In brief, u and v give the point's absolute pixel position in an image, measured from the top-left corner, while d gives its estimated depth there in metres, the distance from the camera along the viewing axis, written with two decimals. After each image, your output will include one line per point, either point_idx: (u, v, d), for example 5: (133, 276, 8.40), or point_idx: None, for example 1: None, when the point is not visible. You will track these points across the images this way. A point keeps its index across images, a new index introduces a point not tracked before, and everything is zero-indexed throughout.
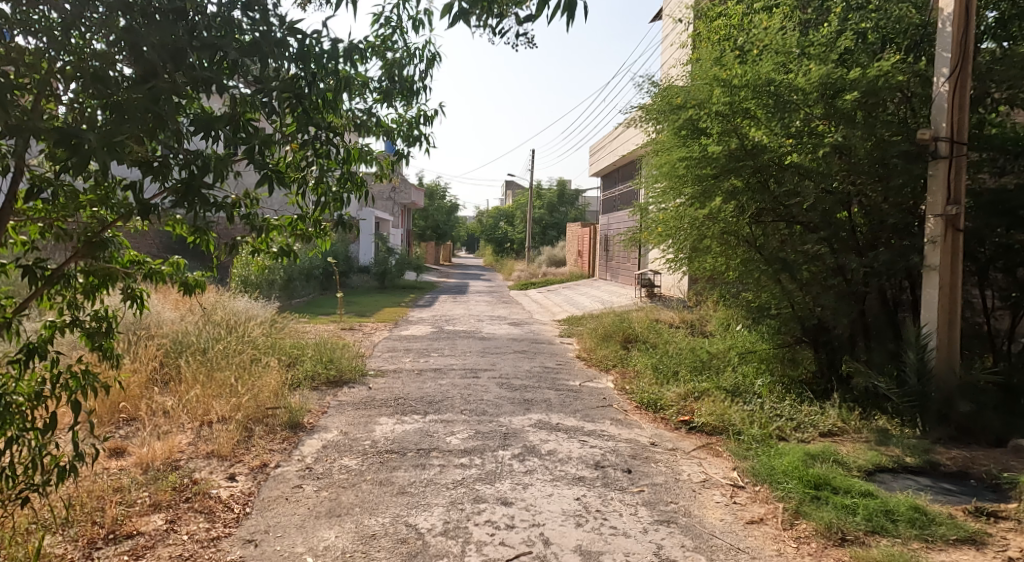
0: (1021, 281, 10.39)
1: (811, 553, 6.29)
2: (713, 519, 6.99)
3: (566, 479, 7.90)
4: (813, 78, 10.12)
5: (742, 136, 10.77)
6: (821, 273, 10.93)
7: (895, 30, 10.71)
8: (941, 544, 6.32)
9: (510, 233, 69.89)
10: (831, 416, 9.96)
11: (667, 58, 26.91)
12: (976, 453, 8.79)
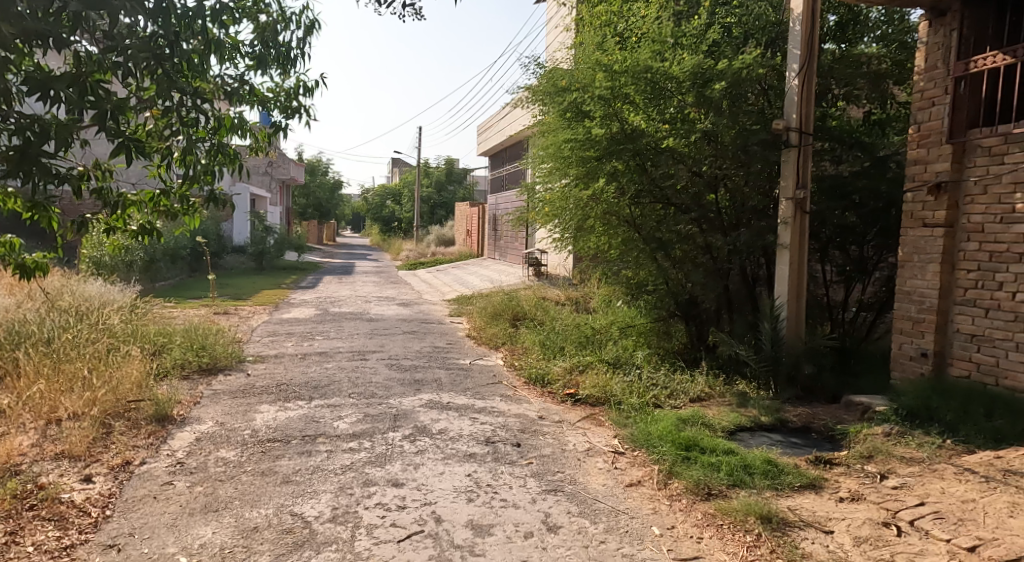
0: (853, 258, 11.96)
1: (681, 508, 7.10)
2: (595, 485, 7.77)
3: (457, 456, 8.45)
4: (686, 67, 11.07)
5: (622, 121, 11.49)
6: (691, 251, 12.12)
7: (755, 27, 12.01)
8: (788, 491, 7.29)
9: (398, 212, 69.31)
10: (700, 383, 11.08)
11: (552, 41, 27.65)
12: (817, 410, 10.15)
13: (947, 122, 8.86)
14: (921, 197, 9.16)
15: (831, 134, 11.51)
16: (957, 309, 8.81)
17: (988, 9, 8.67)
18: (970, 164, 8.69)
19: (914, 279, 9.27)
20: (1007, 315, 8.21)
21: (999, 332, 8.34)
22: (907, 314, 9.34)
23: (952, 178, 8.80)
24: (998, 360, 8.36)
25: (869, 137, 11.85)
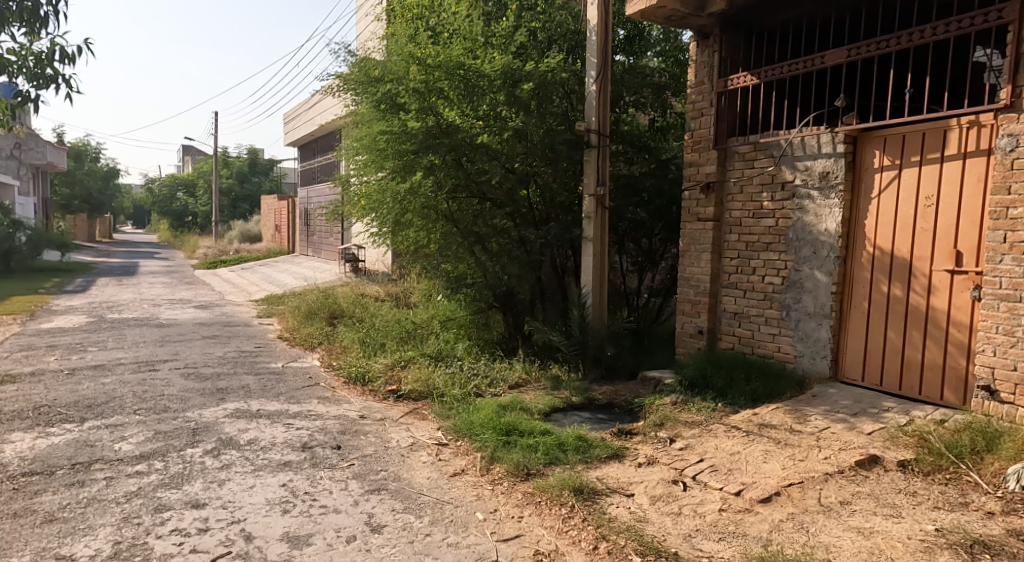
0: (643, 249, 13.50)
1: (503, 492, 6.73)
2: (420, 479, 7.27)
3: (270, 467, 7.62)
4: (497, 67, 11.75)
5: (437, 115, 11.88)
6: (506, 244, 12.88)
7: (557, 33, 12.96)
8: (596, 463, 7.15)
9: (190, 206, 64.02)
10: (517, 370, 11.86)
11: (357, 33, 27.29)
12: (618, 388, 11.26)
13: (712, 135, 9.12)
14: (692, 196, 9.39)
15: (626, 139, 12.86)
16: (724, 290, 9.16)
17: (735, 32, 9.08)
18: (731, 164, 9.06)
19: (691, 266, 9.45)
20: (759, 294, 8.70)
21: (753, 309, 8.83)
22: (684, 296, 9.57)
23: (716, 178, 9.08)
24: (752, 333, 8.88)
25: (654, 142, 13.16)
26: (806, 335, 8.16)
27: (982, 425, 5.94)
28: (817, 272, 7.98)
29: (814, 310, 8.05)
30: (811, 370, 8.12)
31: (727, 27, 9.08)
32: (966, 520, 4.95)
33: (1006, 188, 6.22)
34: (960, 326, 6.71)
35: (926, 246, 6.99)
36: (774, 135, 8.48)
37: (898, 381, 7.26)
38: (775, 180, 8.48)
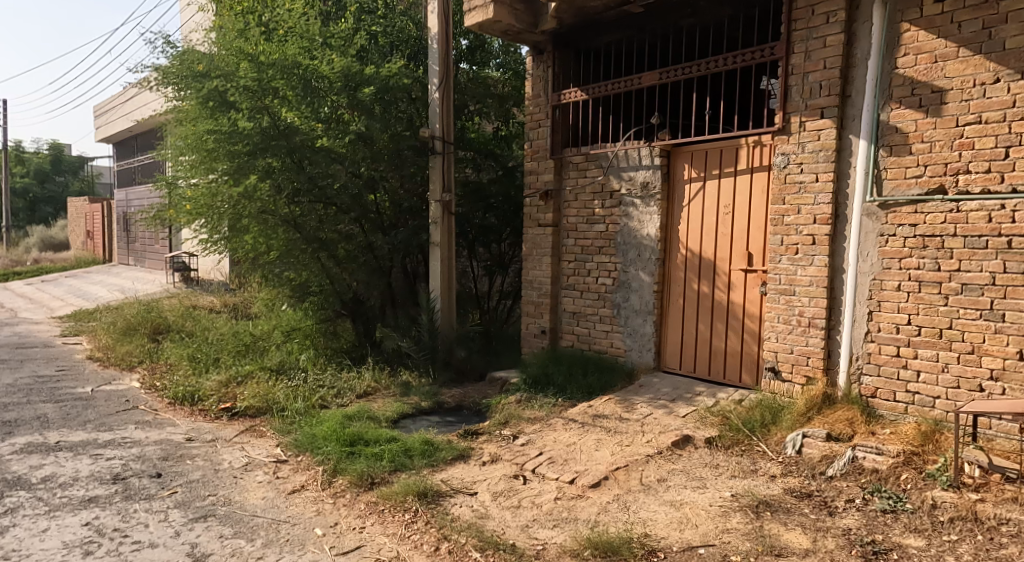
0: None
1: (347, 504, 4.62)
2: (253, 501, 4.72)
3: (65, 505, 4.58)
4: (337, 66, 7.90)
5: (277, 116, 7.76)
6: (358, 256, 8.58)
7: (400, 39, 9.70)
8: (442, 469, 5.08)
9: None
10: (368, 378, 7.66)
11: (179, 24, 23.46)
12: None
13: (547, 142, 6.67)
14: (531, 200, 6.89)
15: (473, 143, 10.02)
16: (564, 291, 6.79)
17: (563, 50, 6.62)
18: (567, 172, 6.67)
19: (533, 269, 6.93)
20: (593, 293, 6.51)
21: (591, 309, 6.56)
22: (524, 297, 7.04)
23: (554, 184, 6.66)
24: (589, 331, 6.61)
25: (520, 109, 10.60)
26: (635, 332, 6.23)
27: (769, 400, 5.14)
28: (641, 272, 6.10)
29: (641, 308, 6.15)
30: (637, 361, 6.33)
31: (557, 43, 6.59)
32: (752, 484, 4.38)
33: (779, 198, 5.11)
34: (752, 316, 5.43)
35: (727, 248, 5.57)
36: (602, 147, 6.34)
37: (706, 364, 5.79)
38: (604, 189, 6.36)
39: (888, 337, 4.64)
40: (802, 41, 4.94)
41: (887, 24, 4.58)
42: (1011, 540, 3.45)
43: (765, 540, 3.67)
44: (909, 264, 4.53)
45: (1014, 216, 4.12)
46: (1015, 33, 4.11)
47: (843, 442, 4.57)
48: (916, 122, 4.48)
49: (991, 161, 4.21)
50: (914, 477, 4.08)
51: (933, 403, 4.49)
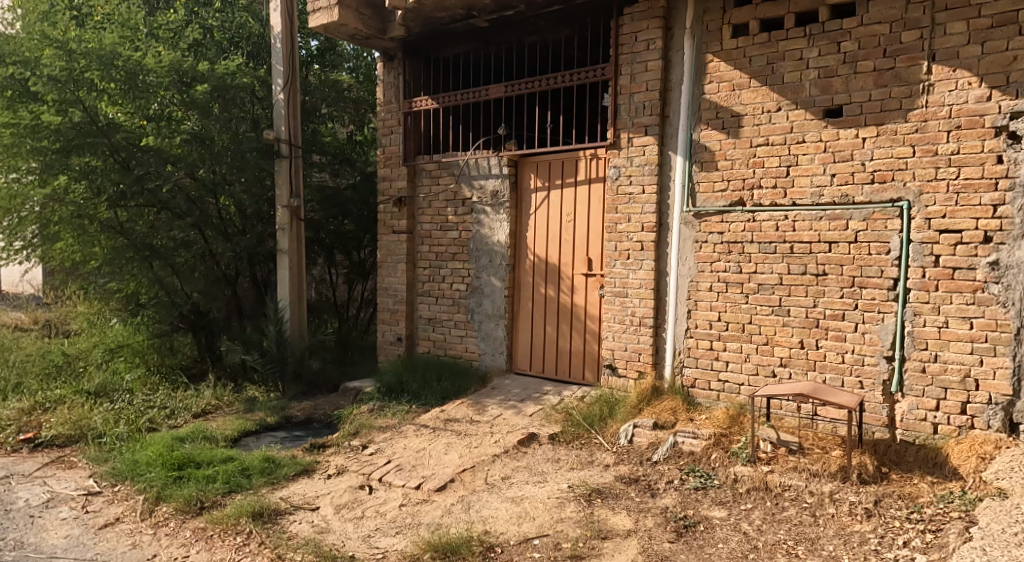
0: None
1: (168, 534, 4.39)
2: (53, 541, 4.34)
3: None
4: (166, 60, 7.36)
5: (91, 110, 7.12)
6: (193, 265, 7.96)
7: (239, 34, 9.05)
8: (285, 486, 4.97)
9: None
10: (207, 396, 7.28)
11: None
12: None
13: (399, 149, 6.63)
14: (385, 206, 6.75)
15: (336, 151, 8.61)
16: (419, 297, 6.73)
17: (412, 58, 6.63)
18: (421, 179, 6.63)
19: (387, 276, 6.81)
20: (448, 301, 6.49)
21: (445, 315, 6.56)
22: (380, 304, 6.90)
23: (407, 191, 6.60)
24: (445, 337, 6.59)
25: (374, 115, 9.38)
26: (487, 336, 6.32)
27: (608, 395, 5.51)
28: (493, 278, 6.21)
29: (493, 313, 6.23)
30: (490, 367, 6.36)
31: (408, 52, 6.60)
32: (587, 474, 4.75)
33: (613, 208, 5.50)
34: (592, 317, 5.76)
35: (569, 254, 5.83)
36: (453, 154, 6.38)
37: (552, 364, 6.03)
38: (456, 197, 6.37)
39: (704, 332, 5.18)
40: (627, 64, 5.38)
41: (695, 54, 5.14)
42: (790, 504, 4.14)
43: (593, 525, 4.03)
44: (719, 268, 5.10)
45: (794, 225, 4.83)
46: (792, 70, 4.81)
47: (667, 429, 5.05)
48: (720, 142, 5.06)
49: (777, 178, 4.87)
50: (722, 454, 4.64)
51: (739, 390, 5.09)
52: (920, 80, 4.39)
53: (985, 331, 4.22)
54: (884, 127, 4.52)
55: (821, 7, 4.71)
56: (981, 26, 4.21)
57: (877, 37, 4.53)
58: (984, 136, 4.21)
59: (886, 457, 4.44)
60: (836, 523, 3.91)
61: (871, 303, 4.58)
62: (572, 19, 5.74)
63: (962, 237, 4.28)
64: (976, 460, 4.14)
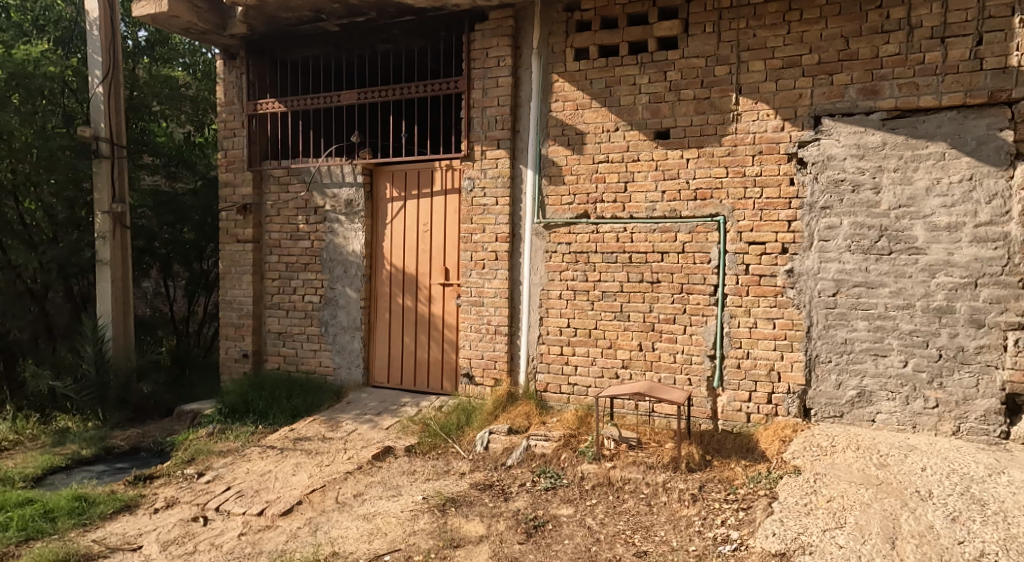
0: None
1: None
2: None
3: None
4: None
5: None
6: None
7: None
8: (101, 528, 4.51)
9: None
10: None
11: None
12: None
13: (244, 153, 6.31)
14: (227, 213, 6.37)
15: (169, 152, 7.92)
16: (267, 310, 6.41)
17: (257, 57, 6.36)
18: (267, 186, 6.33)
19: (231, 288, 6.42)
20: (299, 313, 6.25)
21: (297, 328, 6.31)
22: (224, 319, 6.50)
23: (253, 198, 6.29)
24: (297, 351, 6.34)
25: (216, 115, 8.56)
26: (342, 349, 6.15)
27: (465, 403, 5.60)
28: (349, 289, 6.06)
29: (348, 324, 6.09)
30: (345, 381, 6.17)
31: (251, 51, 6.31)
32: (442, 484, 4.82)
33: (468, 219, 5.58)
34: (450, 326, 5.80)
35: (426, 263, 5.84)
36: (303, 161, 6.17)
37: (410, 375, 6.01)
38: (308, 205, 6.16)
39: (554, 338, 5.39)
40: (479, 79, 5.51)
41: (542, 73, 5.37)
42: (629, 495, 4.49)
43: (445, 535, 4.09)
44: (567, 277, 5.34)
45: (631, 237, 5.17)
46: (627, 93, 5.16)
47: (520, 433, 5.23)
48: (566, 158, 5.31)
49: (617, 193, 5.19)
50: (570, 455, 4.90)
51: (586, 391, 5.35)
52: (730, 110, 4.93)
53: (786, 329, 4.86)
54: (704, 150, 4.99)
55: (649, 38, 5.12)
56: (775, 67, 4.86)
57: (696, 69, 5.01)
58: (779, 161, 4.83)
59: (709, 445, 4.92)
60: (667, 510, 4.30)
61: (696, 307, 5.03)
62: (425, 31, 5.79)
63: (765, 247, 4.87)
64: (778, 442, 4.73)
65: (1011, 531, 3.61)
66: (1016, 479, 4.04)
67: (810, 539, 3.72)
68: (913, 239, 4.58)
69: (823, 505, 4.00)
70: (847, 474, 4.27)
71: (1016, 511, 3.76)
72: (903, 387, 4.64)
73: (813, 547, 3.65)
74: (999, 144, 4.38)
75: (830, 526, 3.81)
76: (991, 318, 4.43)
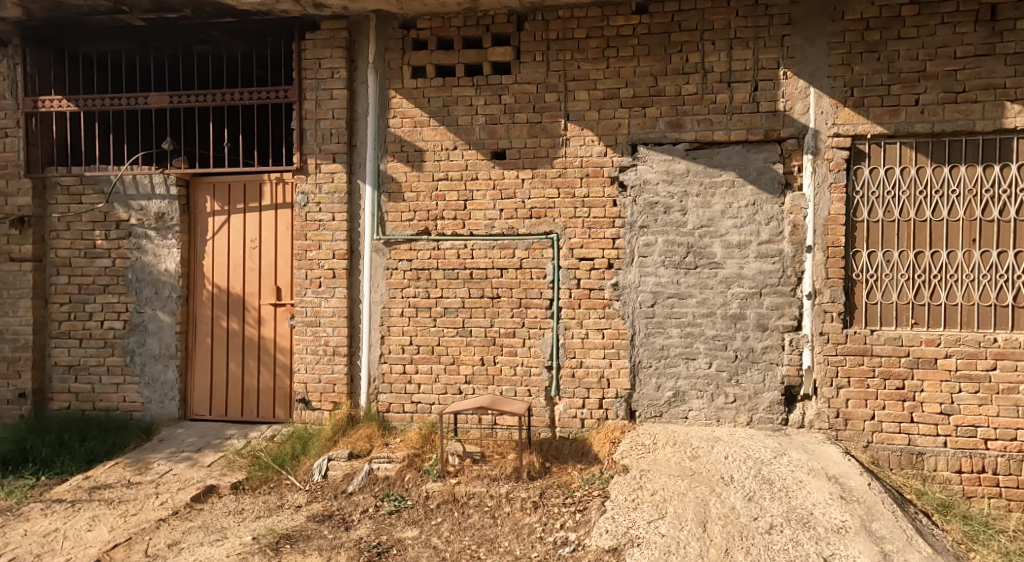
0: None
1: None
2: None
3: None
4: None
5: None
6: None
7: None
8: None
9: None
10: None
11: None
12: None
13: (20, 157, 5.44)
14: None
15: None
16: (52, 341, 5.52)
17: (40, 49, 5.53)
18: (53, 196, 5.51)
19: (3, 316, 5.44)
20: (96, 342, 5.50)
21: (93, 360, 5.51)
22: None
23: (33, 209, 5.43)
24: (93, 386, 5.53)
25: None
26: (152, 381, 5.50)
27: (300, 430, 5.27)
28: (160, 313, 5.45)
29: (160, 353, 5.48)
30: (160, 416, 5.54)
31: (30, 40, 5.47)
32: (275, 520, 4.47)
33: (302, 235, 5.29)
34: (284, 349, 5.45)
35: (255, 283, 5.46)
36: (102, 169, 5.49)
37: (238, 406, 5.55)
38: (108, 218, 5.47)
39: (397, 356, 5.25)
40: (311, 89, 5.25)
41: (379, 88, 5.24)
42: (474, 509, 4.50)
43: None
44: (408, 294, 5.21)
45: (472, 253, 5.14)
46: (464, 113, 5.14)
47: (362, 458, 5.04)
48: (406, 174, 5.20)
49: (457, 210, 5.15)
50: (414, 475, 4.82)
51: (430, 409, 5.26)
52: (560, 134, 5.04)
53: (614, 338, 5.03)
54: (538, 170, 5.06)
55: (484, 62, 5.12)
56: (597, 97, 5.00)
57: (528, 94, 5.08)
58: (604, 183, 5.01)
59: (548, 453, 5.01)
60: (511, 519, 4.37)
61: (535, 320, 5.10)
62: (250, 35, 5.46)
63: (594, 263, 5.02)
64: (610, 444, 4.91)
65: (791, 503, 4.19)
66: (795, 459, 4.56)
67: (637, 530, 4.02)
68: (713, 255, 4.91)
69: (648, 498, 4.28)
70: (667, 468, 4.56)
71: (794, 486, 4.34)
72: (708, 386, 4.95)
73: (641, 540, 3.93)
74: (774, 175, 4.83)
75: (654, 516, 4.13)
76: (773, 322, 4.85)
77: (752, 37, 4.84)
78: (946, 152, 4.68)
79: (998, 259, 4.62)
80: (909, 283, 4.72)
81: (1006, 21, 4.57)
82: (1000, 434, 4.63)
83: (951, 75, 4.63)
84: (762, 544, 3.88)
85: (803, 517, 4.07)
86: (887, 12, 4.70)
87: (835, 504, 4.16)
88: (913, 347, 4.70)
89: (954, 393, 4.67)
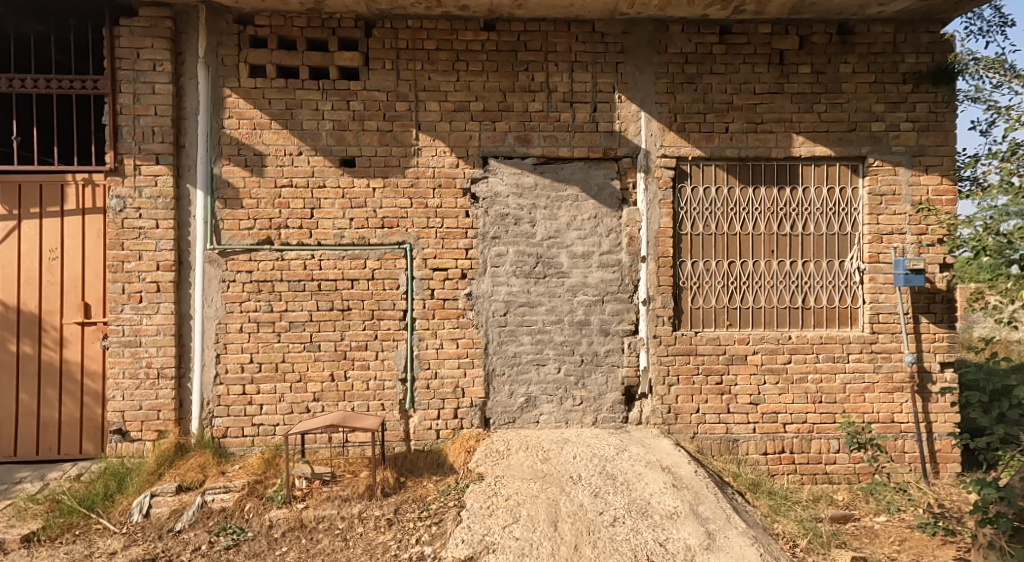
0: None
1: None
2: None
3: None
4: None
5: None
6: None
7: None
8: None
9: None
10: None
11: None
12: None
13: None
14: None
15: None
16: None
17: None
18: None
19: None
20: None
21: None
22: None
23: None
24: None
25: None
26: None
27: (115, 466, 4.68)
28: None
29: None
30: None
31: None
32: None
33: (117, 243, 4.78)
34: (93, 374, 4.89)
35: (56, 299, 4.88)
36: None
37: (32, 443, 4.87)
38: None
39: (235, 376, 4.90)
40: (128, 82, 4.77)
41: (210, 85, 4.87)
42: (323, 534, 4.24)
43: None
44: (248, 307, 4.91)
45: (320, 263, 4.95)
46: (310, 118, 4.95)
47: (193, 490, 4.56)
48: (244, 180, 4.90)
49: (302, 219, 4.94)
50: (255, 504, 4.42)
51: (274, 431, 4.95)
52: (411, 144, 5.02)
53: (468, 347, 5.08)
54: (389, 180, 5.00)
55: (330, 66, 4.96)
56: (448, 109, 5.05)
57: (378, 102, 4.99)
58: (456, 195, 5.06)
59: (402, 467, 4.91)
60: (364, 540, 4.19)
61: (388, 332, 5.01)
62: (47, 14, 4.84)
63: (448, 274, 5.05)
64: (464, 453, 4.91)
65: (632, 495, 4.47)
66: (635, 453, 4.86)
67: (492, 537, 4.07)
68: (560, 264, 5.16)
69: (502, 503, 4.32)
70: (521, 472, 4.65)
71: (633, 479, 4.61)
72: (558, 390, 5.18)
73: (497, 546, 4.00)
74: (613, 191, 5.21)
75: (508, 521, 4.19)
76: (614, 327, 5.22)
77: (591, 62, 5.17)
78: (751, 175, 5.34)
79: (791, 267, 5.33)
80: (724, 289, 5.32)
81: (792, 65, 5.30)
82: (795, 417, 5.33)
83: (752, 108, 5.28)
84: (607, 536, 4.12)
85: (642, 507, 4.38)
86: (701, 48, 5.24)
87: (668, 492, 4.49)
88: (728, 346, 5.28)
89: (760, 384, 5.30)
